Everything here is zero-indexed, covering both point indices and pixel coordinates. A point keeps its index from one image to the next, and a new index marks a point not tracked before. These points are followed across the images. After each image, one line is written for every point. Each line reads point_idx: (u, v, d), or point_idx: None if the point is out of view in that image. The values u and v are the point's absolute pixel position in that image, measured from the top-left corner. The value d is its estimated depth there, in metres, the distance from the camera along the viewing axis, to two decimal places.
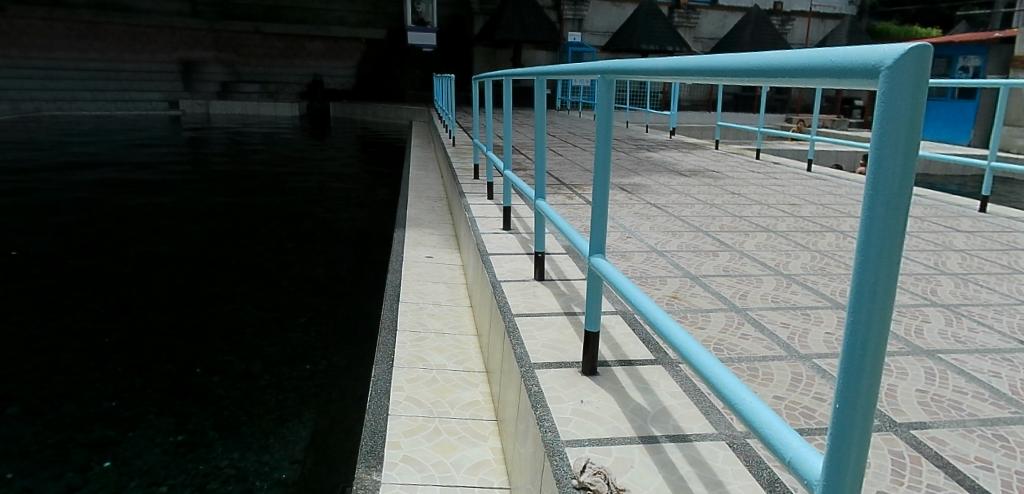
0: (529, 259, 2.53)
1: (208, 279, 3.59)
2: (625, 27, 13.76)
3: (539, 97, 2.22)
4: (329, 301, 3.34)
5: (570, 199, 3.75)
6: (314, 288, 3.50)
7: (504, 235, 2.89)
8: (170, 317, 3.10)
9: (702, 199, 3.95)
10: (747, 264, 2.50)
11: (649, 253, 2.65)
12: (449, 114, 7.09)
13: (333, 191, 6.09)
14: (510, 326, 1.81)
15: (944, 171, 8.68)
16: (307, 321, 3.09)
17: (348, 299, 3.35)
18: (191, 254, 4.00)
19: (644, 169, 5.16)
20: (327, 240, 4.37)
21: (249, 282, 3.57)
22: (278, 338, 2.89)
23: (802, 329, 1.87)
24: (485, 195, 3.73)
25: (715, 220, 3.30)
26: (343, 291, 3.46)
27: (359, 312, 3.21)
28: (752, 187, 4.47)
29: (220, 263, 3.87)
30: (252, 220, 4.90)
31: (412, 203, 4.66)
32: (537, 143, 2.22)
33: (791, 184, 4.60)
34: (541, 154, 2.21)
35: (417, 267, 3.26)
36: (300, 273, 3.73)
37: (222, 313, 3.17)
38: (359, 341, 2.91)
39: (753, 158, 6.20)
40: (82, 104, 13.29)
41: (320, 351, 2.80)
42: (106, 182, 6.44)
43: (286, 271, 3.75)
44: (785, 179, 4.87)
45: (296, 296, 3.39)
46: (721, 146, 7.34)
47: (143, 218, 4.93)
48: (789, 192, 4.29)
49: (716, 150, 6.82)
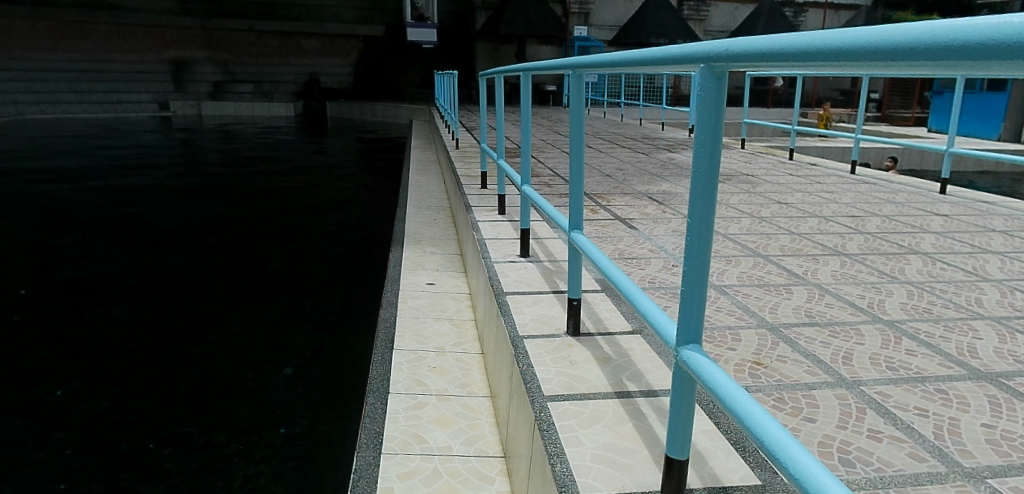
0: (556, 300, 2.01)
1: (173, 315, 3.08)
2: (637, 19, 13.23)
3: (574, 97, 1.67)
4: (313, 342, 2.85)
5: (595, 213, 3.23)
6: (297, 326, 3.00)
7: (521, 264, 2.37)
8: (128, 365, 2.59)
9: (746, 210, 3.42)
10: (831, 306, 1.98)
11: (704, 288, 2.12)
12: (455, 115, 6.44)
13: (325, 201, 5.58)
14: (543, 422, 1.30)
15: (979, 167, 8.05)
16: (288, 370, 2.58)
17: (339, 341, 2.86)
18: (155, 285, 3.48)
19: (673, 174, 4.54)
20: (317, 263, 3.88)
21: (223, 317, 3.08)
22: (252, 396, 2.37)
23: (946, 418, 1.34)
24: (496, 210, 3.19)
25: (772, 239, 2.79)
26: (330, 330, 2.97)
27: (350, 359, 2.71)
28: (799, 194, 3.92)
29: (190, 294, 3.35)
30: (234, 236, 4.41)
31: (411, 214, 4.13)
32: (575, 162, 1.69)
33: (835, 190, 4.10)
34: (578, 175, 1.68)
35: (415, 299, 2.72)
36: (282, 306, 3.22)
37: (188, 359, 2.67)
38: (349, 395, 2.41)
39: (789, 159, 5.60)
40: (65, 106, 12.76)
41: (301, 408, 2.31)
42: (79, 193, 5.97)
43: (266, 303, 3.25)
44: (827, 183, 4.35)
45: (278, 336, 2.90)
46: (754, 146, 6.75)
47: (112, 235, 4.45)
48: (843, 200, 3.74)
49: (748, 150, 6.23)
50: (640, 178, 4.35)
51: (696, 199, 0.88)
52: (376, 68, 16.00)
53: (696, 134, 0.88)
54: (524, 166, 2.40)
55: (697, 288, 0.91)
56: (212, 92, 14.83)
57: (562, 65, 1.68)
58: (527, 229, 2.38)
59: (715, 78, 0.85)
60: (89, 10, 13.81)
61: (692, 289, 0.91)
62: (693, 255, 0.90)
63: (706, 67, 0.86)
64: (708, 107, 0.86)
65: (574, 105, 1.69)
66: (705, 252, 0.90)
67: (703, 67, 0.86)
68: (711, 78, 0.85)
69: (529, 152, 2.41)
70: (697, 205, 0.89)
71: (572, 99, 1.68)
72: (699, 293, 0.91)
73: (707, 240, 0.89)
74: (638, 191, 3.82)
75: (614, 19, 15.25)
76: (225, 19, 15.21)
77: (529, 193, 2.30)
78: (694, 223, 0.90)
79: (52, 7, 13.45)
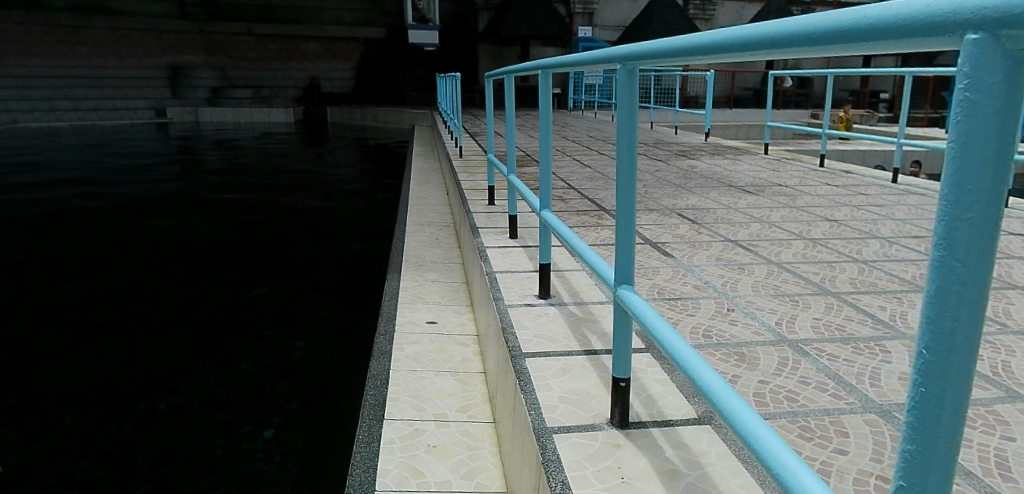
0: (559, 313, 1.91)
1: (144, 361, 2.79)
2: (640, 20, 13.14)
3: (623, 97, 1.18)
4: (297, 394, 2.56)
5: (600, 223, 3.12)
6: (281, 373, 2.73)
7: (522, 274, 2.27)
8: (86, 427, 2.30)
9: (755, 215, 3.31)
10: (852, 319, 1.87)
11: (716, 298, 2.03)
12: (456, 119, 6.29)
13: (324, 215, 5.48)
14: (550, 455, 1.20)
15: None
16: (264, 432, 2.31)
17: (327, 392, 2.58)
18: (129, 321, 3.21)
19: (695, 184, 4.26)
20: (309, 290, 3.65)
21: (198, 364, 2.79)
22: (221, 470, 2.09)
23: None
24: (507, 232, 2.88)
25: (785, 245, 2.70)
26: (319, 380, 2.68)
27: (337, 415, 2.43)
28: (836, 204, 3.67)
29: (165, 333, 3.07)
30: (220, 259, 4.20)
31: (411, 233, 4.01)
32: (622, 186, 1.21)
33: (880, 200, 3.80)
34: (628, 204, 1.22)
35: (414, 343, 2.36)
36: (266, 349, 2.94)
37: (153, 415, 2.39)
38: (331, 469, 2.12)
39: (819, 163, 5.36)
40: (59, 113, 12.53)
41: (272, 483, 2.03)
42: (71, 206, 5.86)
43: (247, 346, 2.97)
44: (873, 193, 4.03)
45: (259, 384, 2.63)
46: (768, 150, 6.61)
47: (96, 254, 4.26)
48: (895, 213, 3.45)
49: (766, 155, 6.06)
50: (659, 188, 4.10)
51: (941, 305, 0.47)
52: (376, 70, 15.97)
53: (956, 179, 0.45)
54: (543, 192, 2.00)
55: (940, 476, 0.49)
56: (209, 97, 14.65)
57: (612, 54, 1.21)
58: (547, 265, 2.00)
59: (1009, 65, 0.41)
60: (83, 14, 13.64)
61: (930, 472, 0.49)
62: (931, 416, 0.48)
63: (990, 36, 0.41)
64: (994, 122, 0.42)
65: (625, 112, 1.21)
66: (958, 414, 0.47)
67: (986, 35, 0.41)
68: (1006, 61, 0.41)
69: (550, 171, 2.00)
70: (942, 315, 0.47)
71: (622, 99, 1.19)
72: (947, 479, 0.48)
73: (966, 390, 0.46)
74: (665, 205, 3.50)
75: (619, 18, 15.10)
76: (222, 22, 15.23)
77: (550, 219, 1.98)
78: (935, 350, 0.47)
79: (47, 11, 13.32)
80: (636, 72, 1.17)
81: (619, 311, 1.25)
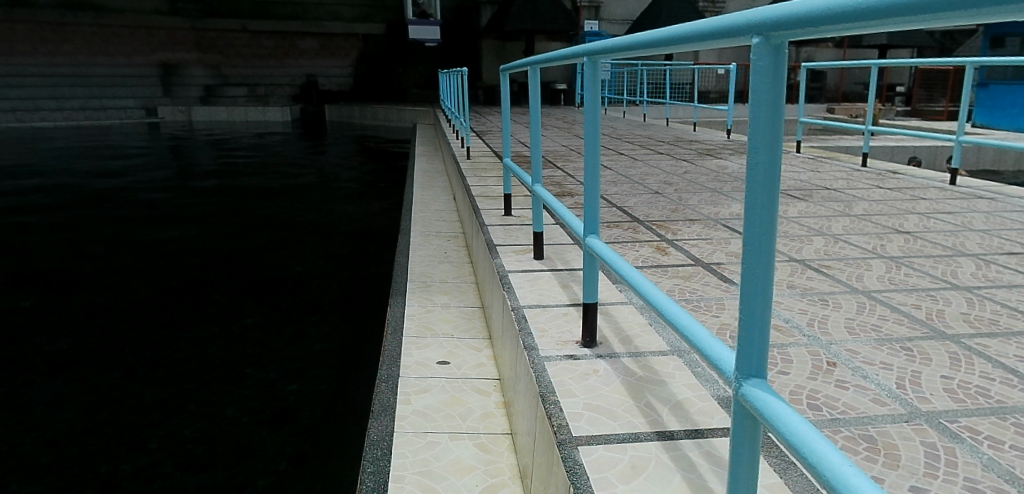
0: (612, 370, 1.48)
1: (111, 410, 2.37)
2: (648, 12, 12.70)
3: (760, 86, 0.72)
4: (288, 450, 2.15)
5: (638, 237, 2.70)
6: (269, 424, 2.31)
7: (557, 310, 1.85)
8: None
9: (812, 225, 2.89)
10: (995, 380, 1.43)
11: (808, 348, 1.59)
12: (461, 121, 5.88)
13: (322, 225, 5.08)
14: None
15: None
16: None
17: (322, 448, 2.17)
18: (99, 358, 2.80)
19: (732, 188, 3.83)
20: (302, 318, 3.24)
21: (173, 412, 2.37)
22: None
23: None
24: (531, 253, 2.45)
25: (863, 268, 2.26)
26: (312, 430, 2.27)
27: (335, 476, 2.02)
28: (896, 211, 3.25)
29: (138, 375, 2.65)
30: (205, 279, 3.80)
31: (416, 246, 3.59)
32: (754, 229, 0.76)
33: (946, 206, 3.36)
34: (765, 255, 0.76)
35: (422, 393, 1.93)
36: (252, 391, 2.54)
37: (115, 479, 1.97)
38: None
39: (860, 162, 4.92)
40: (46, 113, 12.14)
41: None
42: (50, 215, 5.50)
43: (230, 388, 2.56)
44: (934, 198, 3.58)
45: (244, 437, 2.22)
46: (796, 148, 6.17)
47: (72, 274, 3.88)
48: (971, 222, 3.00)
49: (798, 153, 5.63)
50: (693, 193, 3.68)
51: None
52: (375, 67, 15.54)
53: None
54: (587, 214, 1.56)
55: None
56: (203, 96, 14.28)
57: (737, 19, 0.75)
58: (593, 305, 1.58)
59: None
60: (71, 11, 13.29)
61: None
62: None
63: None
64: None
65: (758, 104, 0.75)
66: None
67: None
68: None
69: (598, 185, 1.60)
70: None
71: (757, 91, 0.73)
72: None
73: None
74: (707, 215, 3.08)
75: (625, 12, 14.62)
76: (217, 19, 14.89)
77: (597, 248, 1.54)
78: None
79: (32, 9, 12.97)
80: (784, 47, 0.71)
81: (740, 412, 0.81)
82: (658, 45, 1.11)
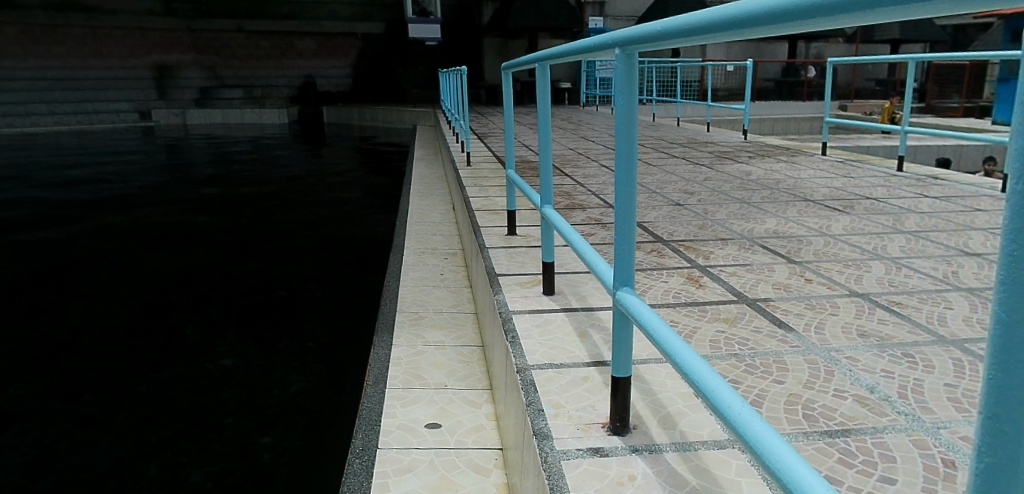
0: (658, 472, 1.10)
1: (57, 473, 2.03)
2: (655, 8, 12.27)
3: None
4: None
5: (663, 263, 2.30)
6: None
7: (575, 374, 1.46)
8: None
9: (865, 247, 2.48)
10: None
11: (911, 434, 1.20)
12: (461, 122, 5.53)
13: (310, 242, 4.72)
14: None
15: None
16: None
17: None
18: (47, 406, 2.44)
19: (762, 198, 3.43)
20: (284, 356, 2.87)
21: (128, 474, 2.02)
22: None
23: None
24: (539, 288, 2.05)
25: (943, 305, 1.85)
26: None
27: None
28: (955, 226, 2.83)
29: (92, 427, 2.30)
30: (177, 307, 3.43)
31: (409, 267, 3.20)
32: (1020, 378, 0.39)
33: None
34: None
35: (406, 477, 1.54)
36: (223, 449, 2.18)
37: None
38: None
39: (897, 168, 4.48)
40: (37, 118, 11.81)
41: None
42: (23, 229, 5.15)
43: (197, 445, 2.19)
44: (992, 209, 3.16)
45: None
46: (821, 150, 5.74)
47: (34, 303, 3.51)
48: None
49: (825, 155, 5.19)
50: (718, 205, 3.28)
51: None
52: (375, 67, 15.15)
53: None
54: (619, 258, 1.18)
55: None
56: (198, 99, 13.95)
57: None
58: (624, 381, 1.19)
59: None
60: (61, 13, 12.95)
61: None
62: None
63: None
64: None
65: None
66: None
67: None
68: None
69: (632, 218, 1.20)
70: None
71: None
72: None
73: None
74: (739, 234, 2.67)
75: (631, 8, 14.18)
76: (212, 20, 14.54)
77: (633, 305, 1.15)
78: None
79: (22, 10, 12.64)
80: None
81: None
82: (742, 28, 0.73)
